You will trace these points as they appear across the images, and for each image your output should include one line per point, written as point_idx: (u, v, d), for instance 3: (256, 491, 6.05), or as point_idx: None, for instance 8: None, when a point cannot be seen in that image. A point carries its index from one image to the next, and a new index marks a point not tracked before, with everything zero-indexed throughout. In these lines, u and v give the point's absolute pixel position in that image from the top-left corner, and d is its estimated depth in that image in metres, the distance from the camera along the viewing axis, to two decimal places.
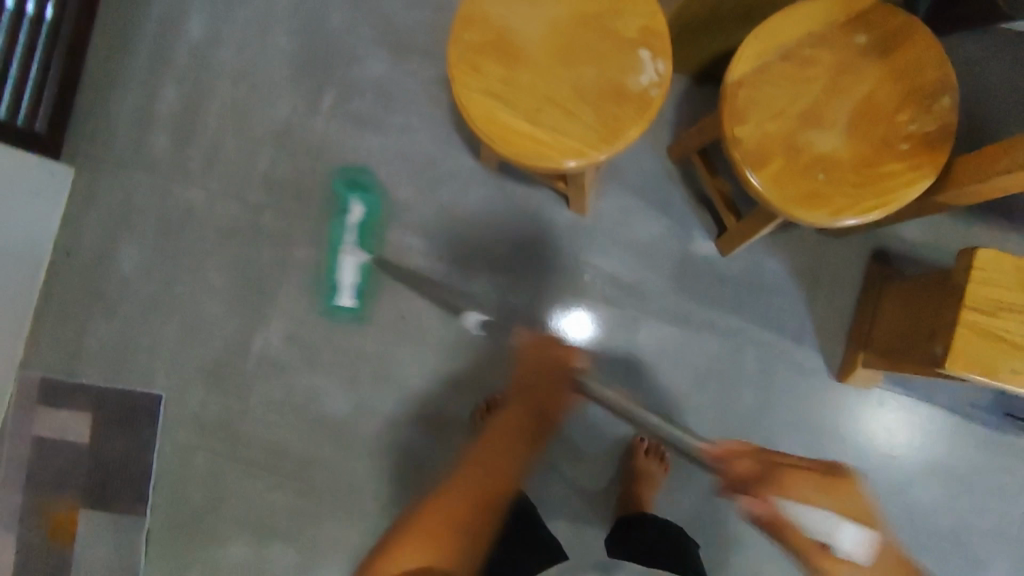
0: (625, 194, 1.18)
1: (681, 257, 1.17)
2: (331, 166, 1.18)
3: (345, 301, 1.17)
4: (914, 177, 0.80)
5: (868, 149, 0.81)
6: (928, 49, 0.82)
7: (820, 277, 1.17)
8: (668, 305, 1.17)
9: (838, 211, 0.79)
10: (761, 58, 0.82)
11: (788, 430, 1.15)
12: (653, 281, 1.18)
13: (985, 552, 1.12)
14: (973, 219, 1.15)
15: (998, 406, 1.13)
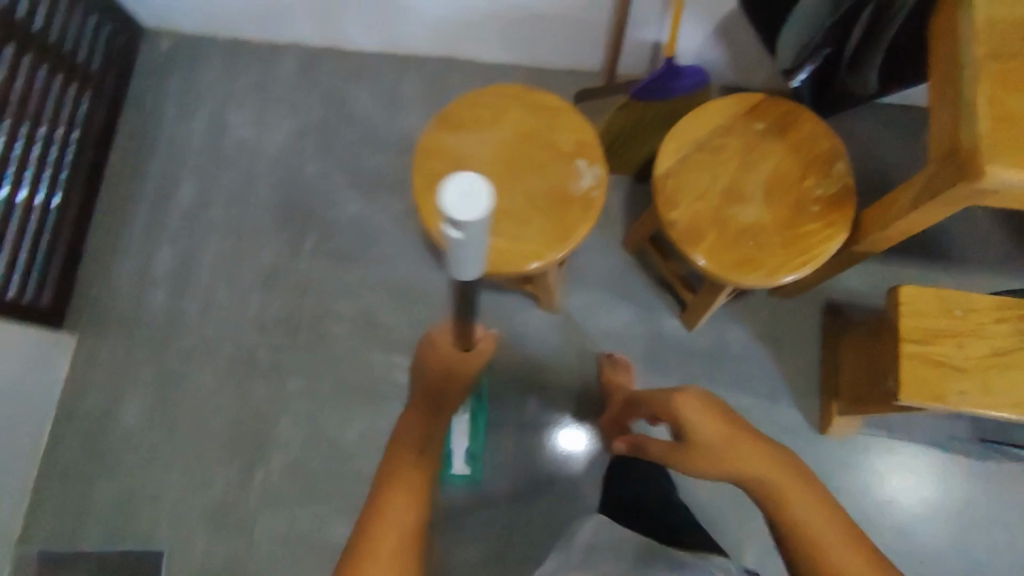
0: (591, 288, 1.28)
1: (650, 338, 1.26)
2: (372, 293, 1.27)
3: (459, 469, 1.19)
4: (829, 233, 0.92)
5: (786, 215, 0.93)
6: (819, 125, 0.97)
7: (782, 337, 1.26)
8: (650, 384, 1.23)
9: (770, 271, 0.90)
10: (680, 152, 0.95)
11: None
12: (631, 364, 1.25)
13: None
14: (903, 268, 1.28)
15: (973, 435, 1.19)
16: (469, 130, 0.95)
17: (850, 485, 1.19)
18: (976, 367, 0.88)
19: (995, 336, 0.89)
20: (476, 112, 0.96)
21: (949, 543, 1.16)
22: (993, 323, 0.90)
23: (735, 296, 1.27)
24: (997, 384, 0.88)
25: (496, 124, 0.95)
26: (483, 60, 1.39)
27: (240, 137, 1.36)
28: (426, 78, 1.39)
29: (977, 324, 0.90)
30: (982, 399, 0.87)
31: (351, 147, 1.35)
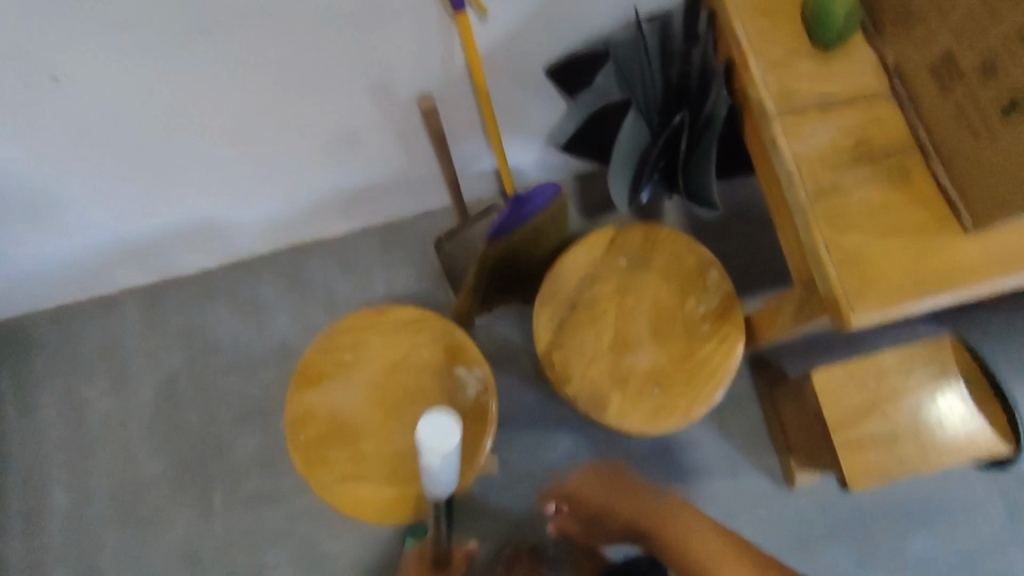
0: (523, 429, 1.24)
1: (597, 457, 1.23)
2: (304, 528, 1.18)
3: None
4: (728, 348, 0.89)
5: (680, 346, 0.90)
6: (679, 238, 0.95)
7: (719, 407, 1.24)
8: None
9: (685, 411, 0.87)
10: (555, 318, 0.91)
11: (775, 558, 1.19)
12: None
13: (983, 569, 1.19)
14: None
15: None
16: (332, 381, 0.88)
17: (829, 525, 1.21)
18: (904, 428, 0.90)
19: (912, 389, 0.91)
20: (333, 357, 0.89)
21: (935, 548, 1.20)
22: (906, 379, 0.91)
23: None
24: (926, 438, 0.90)
25: (358, 362, 0.88)
26: (329, 233, 1.33)
27: (104, 409, 1.24)
28: (278, 278, 1.31)
29: (892, 385, 0.91)
30: (922, 460, 0.90)
31: (226, 376, 1.26)
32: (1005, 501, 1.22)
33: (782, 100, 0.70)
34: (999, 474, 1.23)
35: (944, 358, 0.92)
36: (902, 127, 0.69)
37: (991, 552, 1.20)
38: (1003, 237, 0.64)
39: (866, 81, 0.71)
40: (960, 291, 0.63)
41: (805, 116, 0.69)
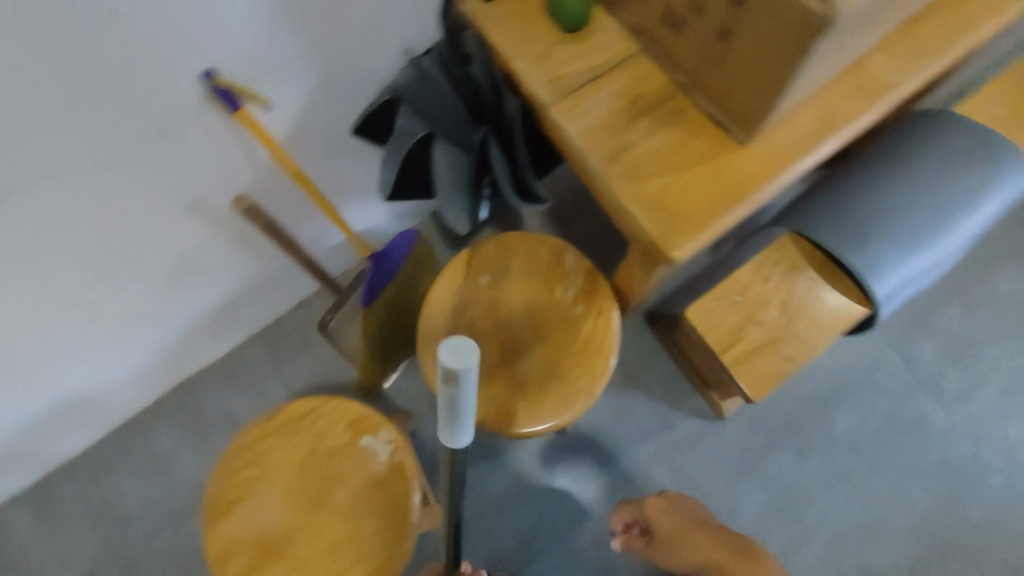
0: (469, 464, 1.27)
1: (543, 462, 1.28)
2: None
3: None
4: (604, 318, 0.97)
5: (562, 333, 0.97)
6: (528, 238, 1.02)
7: (635, 372, 1.32)
8: (575, 501, 1.26)
9: (585, 390, 0.94)
10: (440, 356, 0.96)
11: (731, 486, 1.28)
12: (549, 498, 1.25)
13: (902, 419, 1.32)
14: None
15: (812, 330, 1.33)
16: (246, 501, 0.87)
17: (763, 436, 1.31)
18: (780, 324, 0.98)
19: (775, 286, 0.99)
20: (240, 478, 0.89)
21: (856, 419, 1.31)
22: (766, 282, 0.99)
23: None
24: (802, 326, 0.98)
25: (266, 473, 0.89)
26: (209, 358, 1.30)
27: None
28: (177, 421, 1.27)
29: (759, 293, 0.99)
30: (806, 349, 0.98)
31: (150, 540, 1.18)
32: (896, 351, 1.35)
33: (555, 87, 0.76)
34: (887, 331, 1.35)
35: (789, 255, 1.01)
36: (664, 74, 0.76)
37: (903, 401, 1.32)
38: (771, 141, 0.74)
39: (619, 44, 0.78)
40: (750, 198, 0.72)
41: (580, 94, 0.75)
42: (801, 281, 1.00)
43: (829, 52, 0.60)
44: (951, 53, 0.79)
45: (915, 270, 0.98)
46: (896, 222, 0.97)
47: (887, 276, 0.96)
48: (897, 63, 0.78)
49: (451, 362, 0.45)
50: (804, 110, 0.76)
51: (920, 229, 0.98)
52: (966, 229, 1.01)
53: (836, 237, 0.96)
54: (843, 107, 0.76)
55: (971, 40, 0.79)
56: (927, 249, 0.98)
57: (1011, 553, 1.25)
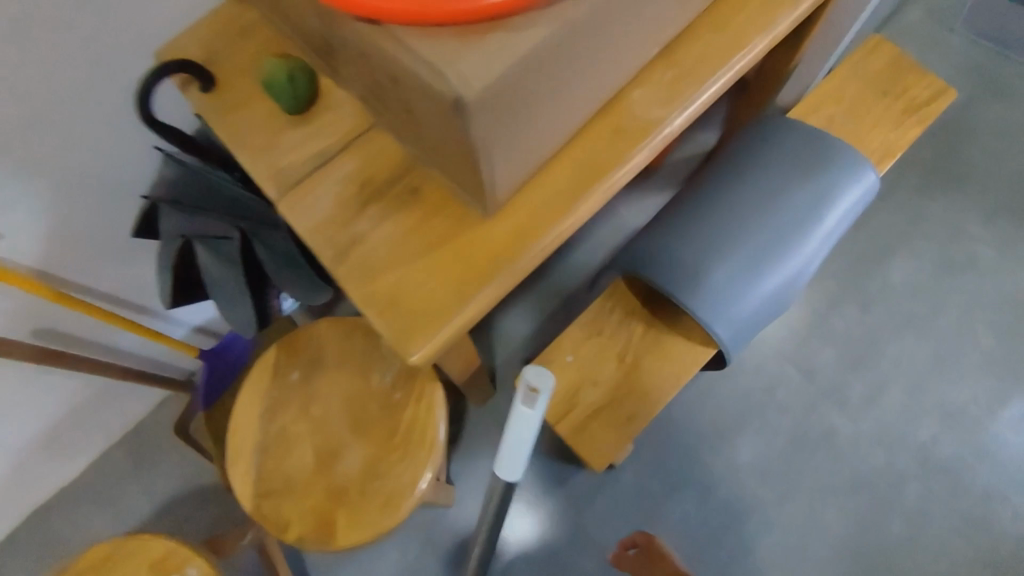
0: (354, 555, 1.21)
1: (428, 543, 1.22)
2: None
3: None
4: (426, 401, 0.89)
5: (382, 425, 0.89)
6: (341, 323, 0.94)
7: (516, 428, 1.27)
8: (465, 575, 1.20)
9: (411, 485, 0.86)
10: (250, 468, 0.88)
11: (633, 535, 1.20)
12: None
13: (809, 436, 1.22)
14: (539, 282, 1.34)
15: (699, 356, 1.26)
16: None
17: (662, 478, 1.22)
18: (621, 381, 0.90)
19: (611, 339, 0.92)
20: None
21: (758, 444, 1.23)
22: (599, 334, 0.92)
23: (457, 440, 1.27)
24: (644, 379, 0.90)
25: None
26: (67, 479, 1.25)
27: None
28: (44, 551, 1.22)
29: (596, 349, 0.92)
30: (650, 405, 0.89)
31: None
32: (794, 363, 1.26)
33: (280, 180, 0.68)
34: (782, 343, 1.27)
35: (625, 300, 0.94)
36: (400, 150, 0.67)
37: (806, 415, 1.24)
38: (520, 208, 0.65)
39: (353, 120, 0.69)
40: (495, 283, 0.63)
41: (306, 185, 0.67)
42: (640, 330, 0.93)
43: (506, 127, 0.51)
44: (719, 74, 0.69)
45: (754, 298, 0.92)
46: (725, 251, 0.92)
47: (721, 310, 0.90)
48: (658, 93, 0.68)
49: (534, 378, 0.73)
50: (557, 164, 0.66)
51: (752, 253, 0.92)
52: (801, 243, 0.94)
53: (662, 277, 0.91)
54: (600, 154, 0.66)
55: (742, 56, 0.69)
56: (762, 274, 0.92)
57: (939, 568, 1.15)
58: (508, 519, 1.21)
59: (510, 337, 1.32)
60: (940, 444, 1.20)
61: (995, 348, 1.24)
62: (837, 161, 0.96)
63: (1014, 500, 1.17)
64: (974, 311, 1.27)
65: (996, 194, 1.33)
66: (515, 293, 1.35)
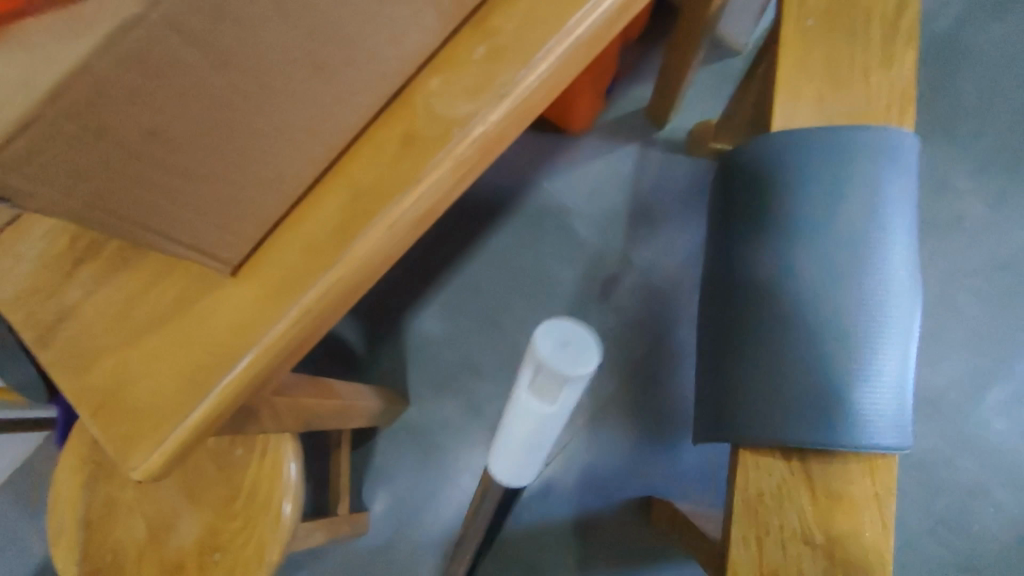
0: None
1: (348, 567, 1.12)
2: None
3: None
4: (270, 458, 0.73)
5: (223, 488, 0.74)
6: None
7: (437, 438, 1.16)
8: None
9: (257, 560, 0.72)
10: (74, 544, 0.75)
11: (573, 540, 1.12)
12: None
13: None
14: (457, 274, 1.20)
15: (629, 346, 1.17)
16: None
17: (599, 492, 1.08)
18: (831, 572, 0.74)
19: (782, 531, 0.75)
20: None
21: None
22: (769, 538, 0.75)
23: (373, 455, 1.16)
24: (842, 548, 0.75)
25: None
26: None
27: None
28: None
29: (778, 553, 0.74)
30: None
31: None
32: None
33: None
34: None
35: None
36: None
37: None
38: (275, 258, 0.48)
39: None
40: (242, 363, 0.46)
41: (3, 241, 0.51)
42: (808, 497, 0.76)
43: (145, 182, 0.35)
44: (550, 46, 0.50)
45: (872, 382, 0.75)
46: (804, 344, 0.77)
47: (833, 412, 0.74)
48: (464, 79, 0.50)
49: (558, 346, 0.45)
50: (323, 193, 0.49)
51: (829, 341, 0.76)
52: (887, 275, 0.77)
53: (744, 426, 0.78)
54: (385, 173, 0.49)
55: (579, 19, 0.50)
56: (872, 322, 0.76)
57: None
58: (440, 526, 1.13)
59: (426, 339, 1.18)
60: (914, 438, 1.07)
61: (980, 318, 1.11)
62: (871, 163, 0.78)
63: (996, 495, 1.05)
64: (951, 278, 1.12)
65: (982, 141, 1.17)
66: (431, 288, 1.20)
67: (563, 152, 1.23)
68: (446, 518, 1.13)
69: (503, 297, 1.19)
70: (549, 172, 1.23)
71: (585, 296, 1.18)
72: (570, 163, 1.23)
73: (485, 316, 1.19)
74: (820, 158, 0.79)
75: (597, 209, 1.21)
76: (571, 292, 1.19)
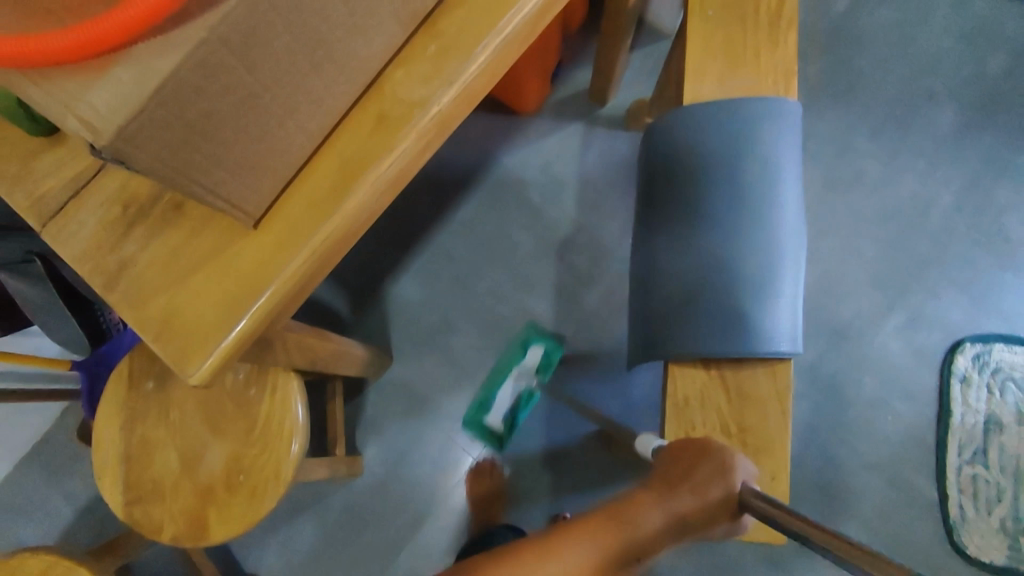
0: (274, 525, 1.28)
1: (350, 506, 1.28)
2: None
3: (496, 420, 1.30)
4: (280, 391, 0.89)
5: (242, 420, 0.89)
6: None
7: (420, 388, 1.32)
8: (383, 528, 1.28)
9: (276, 475, 0.87)
10: (118, 476, 0.90)
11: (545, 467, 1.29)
12: (364, 533, 1.28)
13: None
14: (429, 244, 1.35)
15: (585, 298, 1.33)
16: None
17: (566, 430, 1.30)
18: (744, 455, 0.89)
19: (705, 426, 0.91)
20: None
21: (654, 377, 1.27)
22: (694, 432, 0.91)
23: (364, 407, 1.31)
24: (755, 434, 0.90)
25: None
26: None
27: None
28: None
29: None
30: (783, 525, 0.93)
31: None
32: None
33: (40, 209, 0.65)
34: None
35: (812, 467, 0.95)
36: None
37: None
38: (284, 213, 0.63)
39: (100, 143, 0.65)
40: (268, 292, 0.62)
41: (67, 211, 0.64)
42: (725, 398, 0.92)
43: (202, 149, 0.50)
44: (487, 41, 0.66)
45: (772, 305, 0.91)
46: (717, 279, 0.92)
47: (747, 330, 0.90)
48: (421, 70, 0.65)
49: None
50: (319, 163, 0.64)
51: (737, 274, 0.91)
52: (781, 216, 0.92)
53: (677, 349, 0.92)
54: (366, 142, 0.64)
55: (508, 20, 0.66)
56: (774, 256, 0.92)
57: (819, 476, 1.27)
58: (433, 465, 1.30)
59: (404, 303, 1.34)
60: (827, 361, 1.31)
61: (876, 260, 1.34)
62: (763, 125, 0.93)
63: (895, 406, 1.28)
64: (855, 228, 1.35)
65: (877, 110, 1.39)
66: (407, 258, 1.35)
67: (519, 131, 1.39)
68: (435, 464, 1.30)
69: (471, 260, 1.35)
70: (507, 150, 1.38)
71: (544, 258, 1.35)
72: (525, 141, 1.39)
73: (456, 279, 1.34)
74: (724, 122, 0.94)
75: (551, 180, 1.37)
76: (531, 255, 1.35)
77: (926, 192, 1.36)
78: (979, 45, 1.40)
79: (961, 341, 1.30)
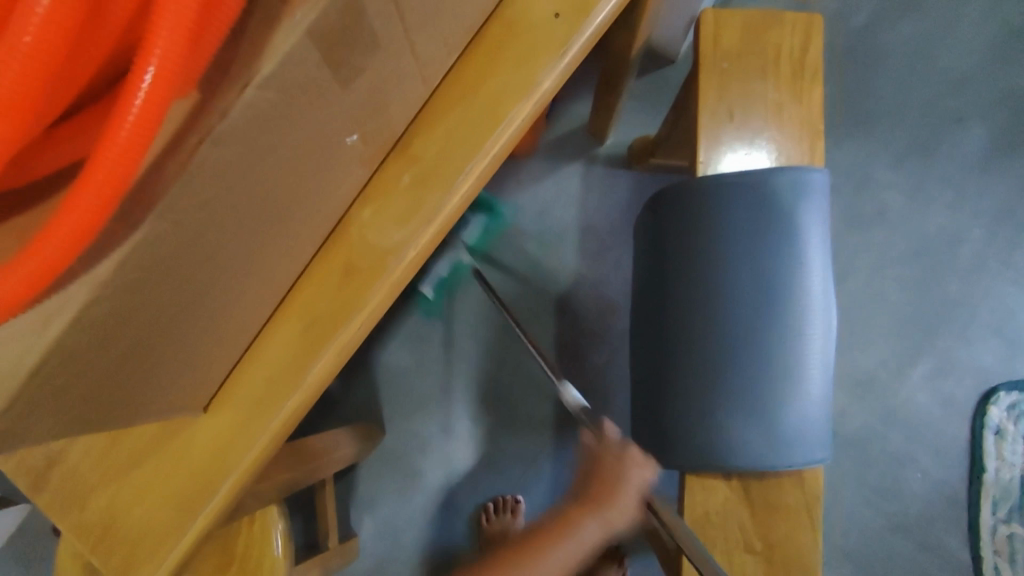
0: None
1: None
2: None
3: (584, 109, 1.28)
4: (257, 521, 0.79)
5: (216, 554, 0.79)
6: None
7: (415, 460, 1.23)
8: None
9: None
10: None
11: None
12: None
13: None
14: (417, 306, 1.25)
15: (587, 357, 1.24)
16: None
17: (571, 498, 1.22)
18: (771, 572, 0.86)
19: (728, 541, 0.86)
20: None
21: None
22: (716, 547, 0.87)
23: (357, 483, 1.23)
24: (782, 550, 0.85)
25: None
26: None
27: None
28: None
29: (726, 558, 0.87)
30: None
31: None
32: None
33: None
34: None
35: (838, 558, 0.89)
36: None
37: None
38: (238, 393, 0.54)
39: None
40: (224, 491, 0.52)
41: None
42: (749, 511, 0.86)
43: (123, 380, 0.41)
44: (473, 165, 0.54)
45: (798, 407, 0.82)
46: (737, 380, 0.82)
47: (770, 437, 0.81)
48: (393, 208, 0.54)
49: None
50: (277, 327, 0.54)
51: (759, 375, 0.81)
52: (808, 303, 0.82)
53: (696, 457, 0.84)
54: (331, 301, 0.54)
55: (495, 140, 0.54)
56: (800, 351, 0.81)
57: (845, 542, 1.20)
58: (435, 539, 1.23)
59: (394, 370, 1.24)
60: (850, 418, 1.21)
61: (902, 303, 1.24)
62: (784, 201, 0.81)
63: (922, 462, 1.20)
64: (878, 269, 1.25)
65: (902, 137, 1.27)
66: (394, 321, 1.25)
67: (512, 176, 1.27)
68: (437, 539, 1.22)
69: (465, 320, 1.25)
70: (499, 197, 1.27)
71: (543, 316, 1.25)
72: (518, 185, 1.27)
73: (449, 343, 1.25)
74: (740, 198, 0.81)
75: (547, 228, 1.26)
76: (530, 312, 1.25)
77: (954, 226, 1.25)
78: (1010, 60, 1.28)
79: (995, 389, 1.21)
